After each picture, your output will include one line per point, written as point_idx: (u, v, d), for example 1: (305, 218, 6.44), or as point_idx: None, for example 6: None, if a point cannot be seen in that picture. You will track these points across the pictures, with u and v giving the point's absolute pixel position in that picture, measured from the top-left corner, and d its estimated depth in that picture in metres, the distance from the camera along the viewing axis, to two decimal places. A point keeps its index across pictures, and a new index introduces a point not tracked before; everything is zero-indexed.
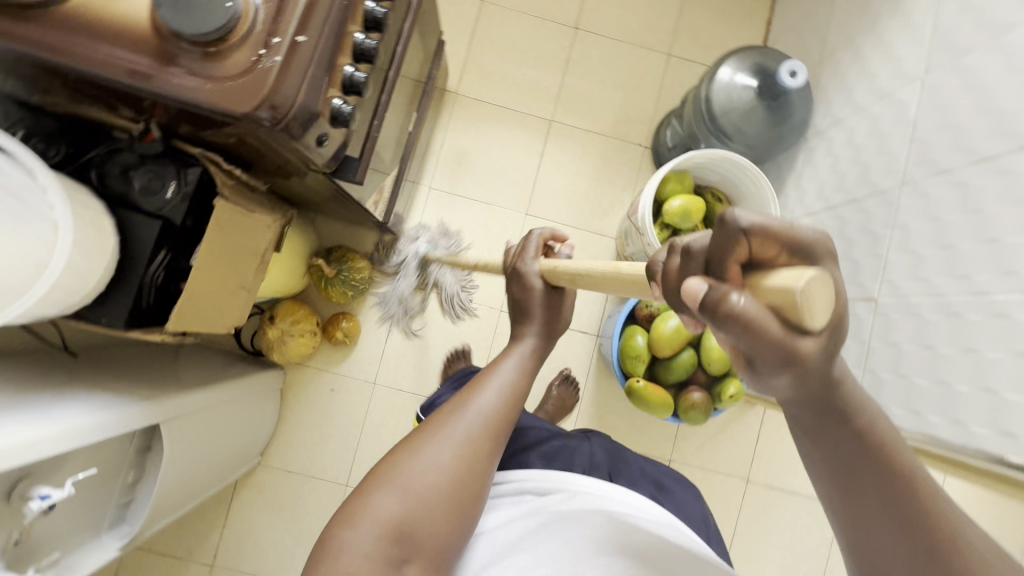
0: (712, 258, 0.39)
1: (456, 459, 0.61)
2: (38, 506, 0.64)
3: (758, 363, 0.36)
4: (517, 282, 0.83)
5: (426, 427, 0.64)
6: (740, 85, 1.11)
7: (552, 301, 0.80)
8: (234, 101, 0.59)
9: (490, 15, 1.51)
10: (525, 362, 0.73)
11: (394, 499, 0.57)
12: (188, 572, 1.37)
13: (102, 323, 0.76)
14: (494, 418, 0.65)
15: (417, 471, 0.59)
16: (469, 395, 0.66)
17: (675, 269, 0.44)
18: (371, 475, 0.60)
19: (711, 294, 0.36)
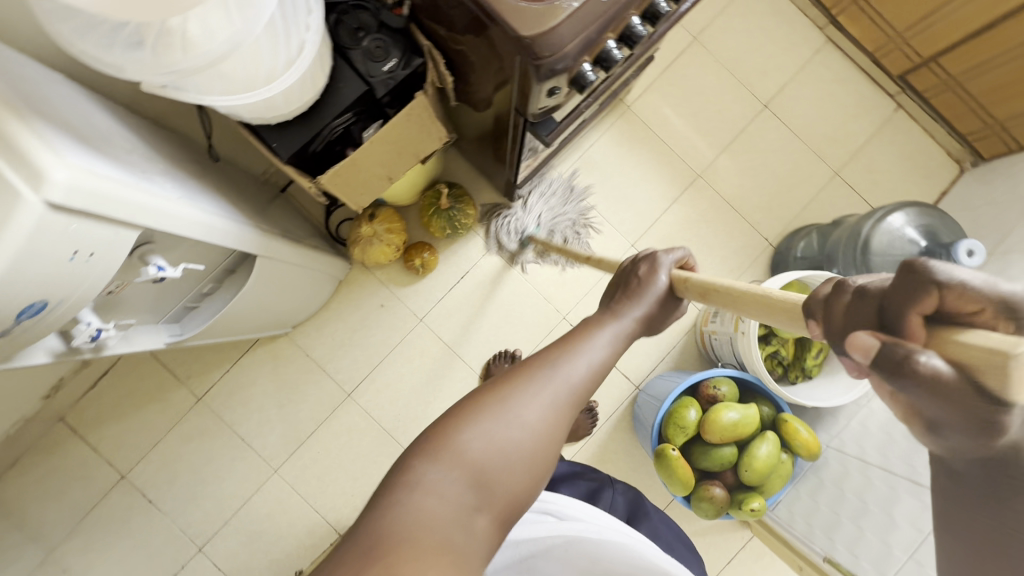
0: (889, 303, 0.36)
1: (546, 416, 0.50)
2: (154, 273, 0.66)
3: (939, 427, 0.34)
4: (643, 263, 0.64)
5: (510, 379, 0.52)
6: (907, 238, 1.10)
7: (660, 304, 0.62)
8: (518, 20, 0.61)
9: (694, 54, 1.51)
10: (621, 340, 0.58)
11: (480, 439, 0.48)
12: (177, 393, 1.41)
13: (271, 146, 0.79)
14: (587, 385, 0.53)
15: (506, 419, 0.49)
16: (561, 354, 0.54)
17: (840, 311, 0.41)
18: (453, 414, 0.50)
19: (900, 348, 0.34)
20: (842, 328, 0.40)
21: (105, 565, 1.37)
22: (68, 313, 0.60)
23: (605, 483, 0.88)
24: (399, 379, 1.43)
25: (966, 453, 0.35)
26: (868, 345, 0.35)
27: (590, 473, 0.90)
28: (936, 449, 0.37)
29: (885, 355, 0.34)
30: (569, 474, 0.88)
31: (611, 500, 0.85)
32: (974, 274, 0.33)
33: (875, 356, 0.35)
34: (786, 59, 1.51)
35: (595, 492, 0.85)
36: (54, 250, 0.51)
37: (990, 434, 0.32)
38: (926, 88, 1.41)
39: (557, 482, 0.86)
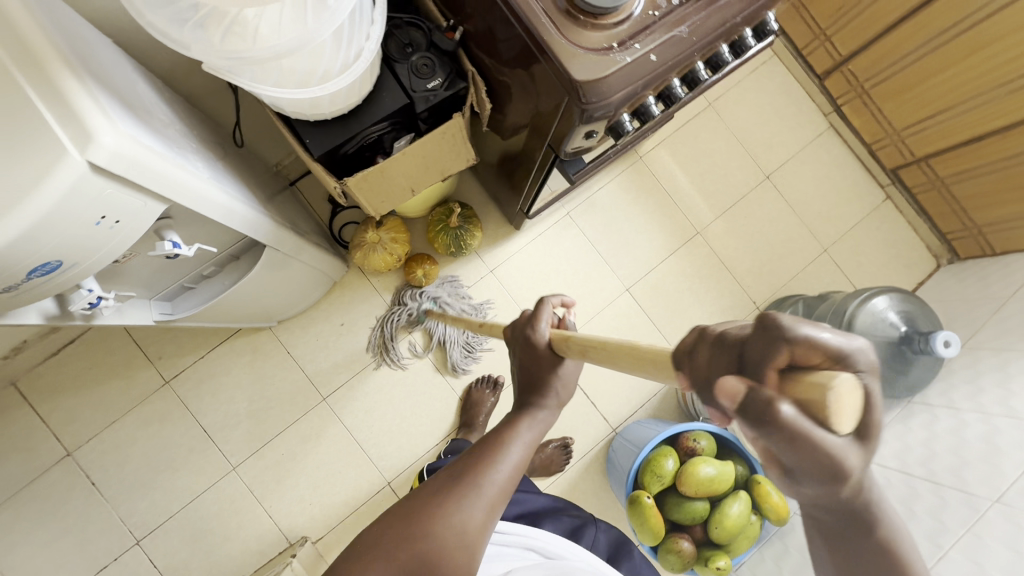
0: (748, 354, 0.34)
1: (458, 532, 0.50)
2: (168, 250, 0.65)
3: (797, 472, 0.33)
4: (522, 339, 0.59)
5: (418, 502, 0.52)
6: (890, 321, 1.15)
7: (543, 370, 0.58)
8: (573, 65, 0.65)
9: (707, 118, 1.59)
10: (530, 444, 0.56)
11: (392, 566, 0.48)
12: (144, 372, 1.35)
13: (303, 142, 0.79)
14: (499, 494, 0.53)
15: (417, 542, 0.49)
16: (471, 468, 0.53)
17: (704, 360, 0.37)
18: (364, 548, 0.50)
19: (759, 396, 0.32)
20: (706, 375, 0.37)
21: (29, 547, 1.27)
22: (76, 278, 0.58)
23: (588, 521, 0.87)
24: (377, 390, 1.41)
25: (814, 497, 0.35)
26: (735, 391, 0.34)
27: (573, 510, 0.90)
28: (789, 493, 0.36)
29: (751, 400, 0.32)
30: (551, 509, 0.88)
31: (593, 537, 0.85)
32: (817, 329, 0.32)
33: (741, 401, 0.33)
34: (790, 137, 1.60)
35: (578, 529, 0.84)
36: (82, 213, 0.50)
37: (841, 480, 0.33)
38: (915, 184, 1.52)
39: (542, 516, 0.85)
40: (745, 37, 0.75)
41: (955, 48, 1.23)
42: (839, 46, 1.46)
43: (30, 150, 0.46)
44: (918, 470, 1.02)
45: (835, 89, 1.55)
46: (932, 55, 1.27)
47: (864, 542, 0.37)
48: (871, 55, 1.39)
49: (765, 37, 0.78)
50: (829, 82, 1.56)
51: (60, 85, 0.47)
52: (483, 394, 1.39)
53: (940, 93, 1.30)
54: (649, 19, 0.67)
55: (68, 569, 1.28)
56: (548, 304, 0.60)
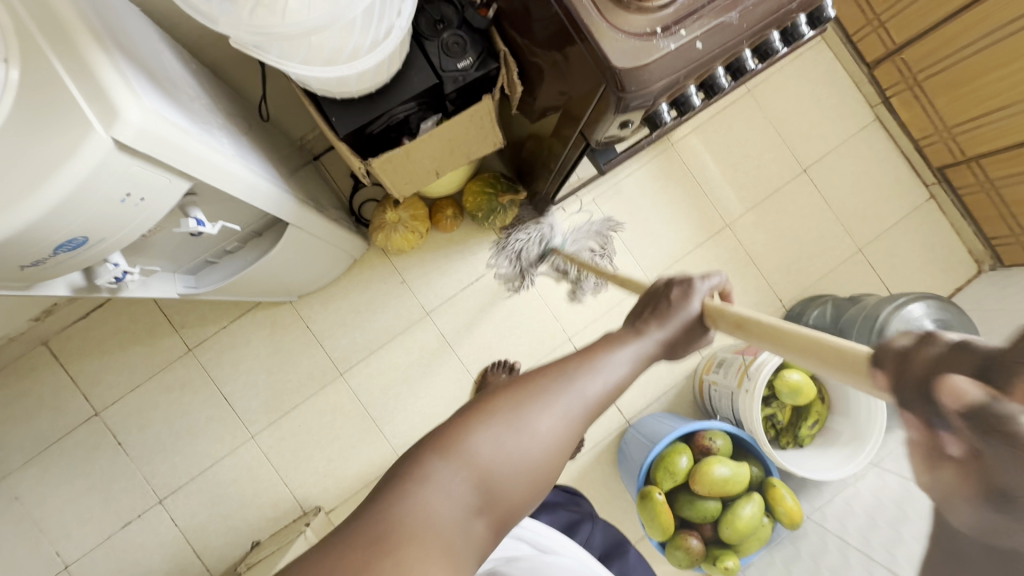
0: (1001, 359, 0.29)
1: (558, 430, 0.46)
2: (193, 227, 0.65)
3: (1011, 494, 0.30)
4: (676, 286, 0.57)
5: (520, 389, 0.47)
6: (924, 330, 1.11)
7: (687, 333, 0.55)
8: (614, 51, 0.61)
9: (744, 106, 1.52)
10: (639, 367, 0.52)
11: (489, 444, 0.45)
12: (168, 339, 1.38)
13: (329, 120, 0.78)
14: (600, 406, 0.48)
15: (520, 428, 0.45)
16: (579, 368, 0.49)
17: (923, 361, 0.33)
18: (465, 414, 0.47)
19: (999, 407, 0.29)
20: (918, 378, 0.33)
21: (59, 499, 1.34)
22: (102, 253, 0.58)
23: (585, 516, 0.97)
24: (393, 368, 1.42)
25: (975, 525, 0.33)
26: (963, 395, 0.30)
27: (574, 505, 0.98)
28: (963, 519, 0.33)
29: (976, 410, 0.30)
30: (553, 503, 0.97)
31: (588, 534, 0.94)
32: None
33: (972, 408, 0.30)
34: (831, 129, 1.52)
35: (574, 524, 0.94)
36: (107, 190, 0.49)
37: None
38: (962, 184, 1.44)
39: (540, 508, 0.97)
40: (798, 24, 0.70)
41: (1021, 41, 1.14)
42: (893, 33, 1.37)
43: (55, 122, 0.45)
44: None
45: (884, 79, 1.46)
46: (991, 48, 1.19)
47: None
48: (927, 44, 1.30)
49: (819, 25, 0.73)
50: (879, 72, 1.47)
51: (88, 58, 0.46)
52: (498, 378, 1.39)
53: (996, 90, 1.22)
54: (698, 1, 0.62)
55: (95, 522, 1.34)
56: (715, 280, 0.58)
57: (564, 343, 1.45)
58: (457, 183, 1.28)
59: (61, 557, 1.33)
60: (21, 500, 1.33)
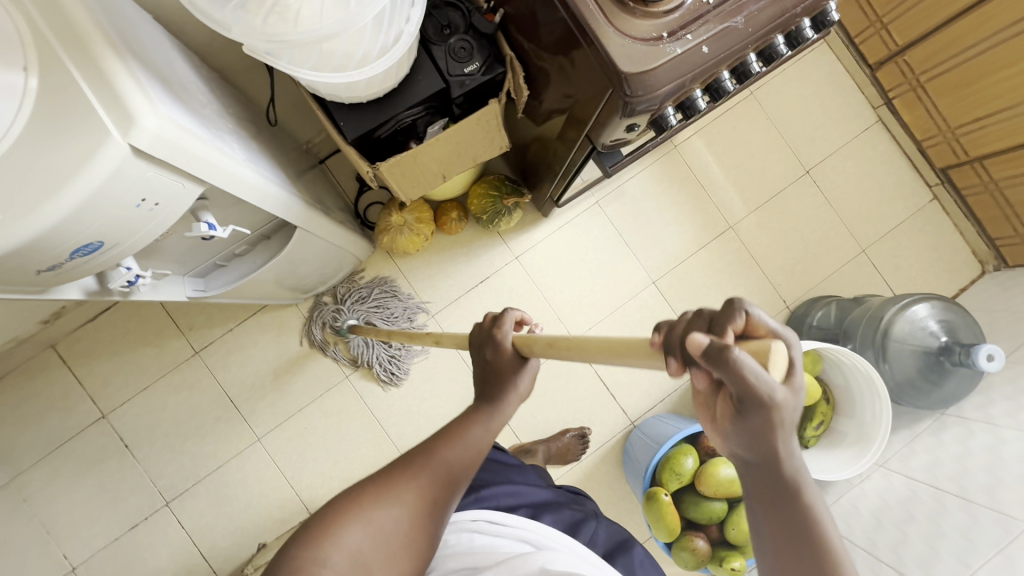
0: (716, 317, 0.39)
1: (422, 502, 0.53)
2: (204, 231, 0.66)
3: (745, 408, 0.38)
4: (489, 345, 0.59)
5: (381, 475, 0.54)
6: (928, 331, 1.11)
7: (512, 376, 0.59)
8: (621, 56, 0.62)
9: (747, 108, 1.53)
10: (487, 438, 0.59)
11: (360, 527, 0.50)
12: (174, 341, 1.39)
13: (337, 124, 0.78)
14: (460, 473, 0.57)
15: (388, 505, 0.52)
16: (436, 442, 0.58)
17: (683, 327, 0.40)
18: (335, 503, 0.52)
19: (722, 344, 0.36)
20: (680, 340, 0.40)
21: (67, 501, 1.35)
22: (115, 258, 0.59)
23: (588, 516, 0.86)
24: (399, 370, 1.42)
25: (746, 442, 0.40)
26: (701, 344, 0.36)
27: (573, 504, 0.87)
28: (737, 443, 0.41)
29: (712, 351, 0.36)
30: (553, 502, 0.85)
31: (593, 533, 0.83)
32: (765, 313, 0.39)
33: (706, 349, 0.36)
34: (835, 131, 1.53)
35: (577, 524, 0.82)
36: (123, 196, 0.50)
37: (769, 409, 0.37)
38: (966, 185, 1.44)
39: (539, 509, 0.81)
40: (803, 28, 0.71)
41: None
42: (896, 35, 1.37)
43: (72, 129, 0.46)
44: (947, 484, 1.00)
45: (887, 81, 1.47)
46: (994, 50, 1.19)
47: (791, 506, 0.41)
48: (930, 46, 1.31)
49: (823, 28, 0.73)
50: (881, 73, 1.47)
51: (104, 65, 0.47)
52: None
53: (1000, 91, 1.22)
54: (704, 6, 0.63)
55: (103, 523, 1.35)
56: (513, 316, 0.60)
57: None
58: (461, 186, 1.29)
59: (69, 559, 1.34)
60: (30, 502, 1.34)
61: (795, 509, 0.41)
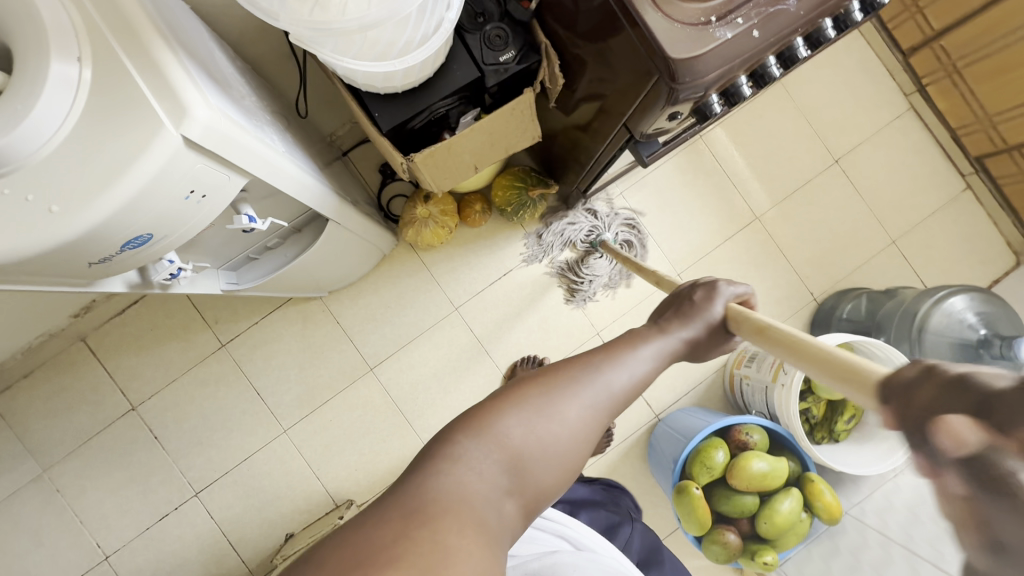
0: (1000, 401, 0.31)
1: (586, 419, 0.47)
2: (246, 224, 0.66)
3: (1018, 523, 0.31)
4: (700, 288, 0.56)
5: (549, 376, 0.47)
6: (967, 324, 1.09)
7: (711, 335, 0.54)
8: (668, 41, 0.60)
9: (775, 97, 1.50)
10: (668, 362, 0.51)
11: (522, 425, 0.45)
12: (201, 334, 1.39)
13: (371, 115, 0.77)
14: (630, 398, 0.48)
15: (551, 414, 0.45)
16: (607, 360, 0.49)
17: (924, 400, 0.34)
18: (498, 397, 0.47)
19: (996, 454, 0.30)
20: (920, 414, 0.34)
21: (99, 492, 1.37)
22: (160, 251, 0.59)
23: (624, 519, 0.97)
24: (423, 363, 1.43)
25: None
26: (969, 444, 0.31)
27: (610, 506, 0.99)
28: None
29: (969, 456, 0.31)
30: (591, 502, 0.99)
31: (627, 537, 0.94)
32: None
33: (968, 455, 0.31)
34: (865, 119, 1.49)
35: (614, 527, 0.94)
36: (174, 188, 0.50)
37: None
38: (1001, 173, 1.40)
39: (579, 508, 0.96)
40: (852, 11, 0.69)
41: None
42: (931, 19, 1.33)
43: (125, 118, 0.46)
44: None
45: (921, 67, 1.43)
46: None
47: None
48: (967, 31, 1.27)
49: (870, 11, 0.71)
50: (915, 59, 1.43)
51: (156, 56, 0.47)
52: (527, 374, 1.39)
53: None
54: None
55: (133, 514, 1.37)
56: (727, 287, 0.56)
57: (592, 338, 1.45)
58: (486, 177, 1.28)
59: (102, 548, 1.36)
60: (62, 493, 1.36)
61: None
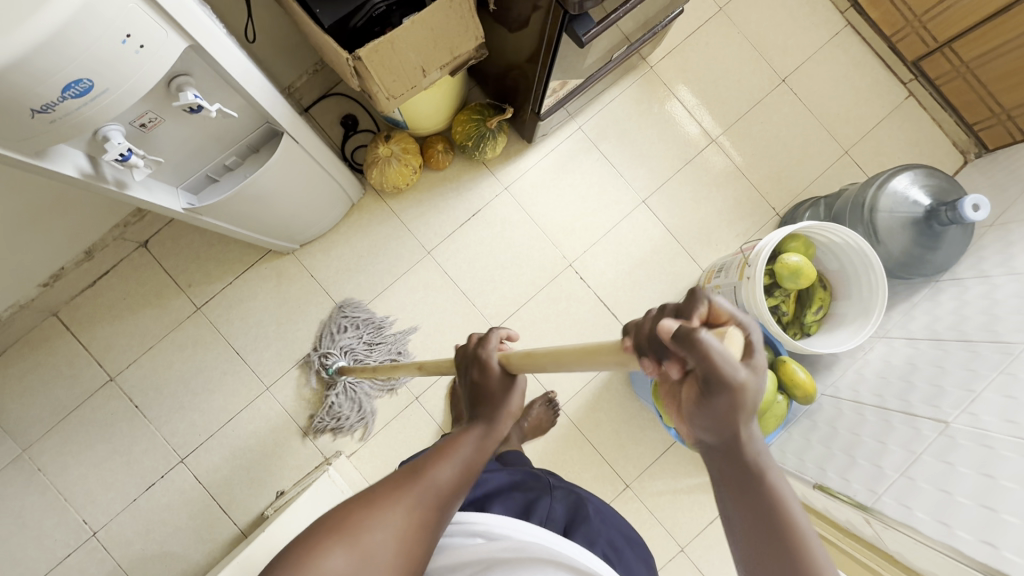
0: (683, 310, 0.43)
1: (412, 518, 0.53)
2: (190, 100, 0.68)
3: (711, 388, 0.41)
4: (478, 360, 0.62)
5: (377, 490, 0.54)
6: (912, 199, 1.13)
7: (509, 398, 0.61)
8: None
9: (718, 24, 1.55)
10: (484, 450, 0.59)
11: (342, 555, 0.49)
12: (175, 300, 1.39)
13: (314, 13, 0.81)
14: (454, 493, 0.55)
15: (373, 526, 0.51)
16: (429, 460, 0.57)
17: (648, 328, 0.45)
18: (320, 529, 0.51)
19: (695, 329, 0.40)
20: (652, 334, 0.44)
21: (81, 467, 1.35)
22: (103, 117, 0.60)
23: (542, 492, 0.83)
24: (400, 308, 1.43)
25: (717, 433, 0.44)
26: (670, 328, 0.42)
27: (525, 484, 0.84)
28: (704, 434, 0.45)
29: (683, 334, 0.40)
30: (505, 487, 0.83)
31: (547, 508, 0.80)
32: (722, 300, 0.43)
33: (675, 331, 0.41)
34: (805, 38, 1.55)
35: (530, 505, 0.78)
36: (107, 27, 0.52)
37: (737, 391, 0.41)
38: (938, 74, 1.46)
39: (488, 499, 0.78)
40: None
41: None
42: None
43: None
44: (946, 334, 1.04)
45: None
46: None
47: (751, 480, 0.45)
48: None
49: None
50: None
51: None
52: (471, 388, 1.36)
53: None
54: None
55: (119, 486, 1.35)
56: (497, 334, 0.64)
57: (566, 270, 1.47)
58: (444, 113, 1.31)
59: (89, 524, 1.33)
60: (44, 471, 1.34)
61: (756, 485, 0.44)
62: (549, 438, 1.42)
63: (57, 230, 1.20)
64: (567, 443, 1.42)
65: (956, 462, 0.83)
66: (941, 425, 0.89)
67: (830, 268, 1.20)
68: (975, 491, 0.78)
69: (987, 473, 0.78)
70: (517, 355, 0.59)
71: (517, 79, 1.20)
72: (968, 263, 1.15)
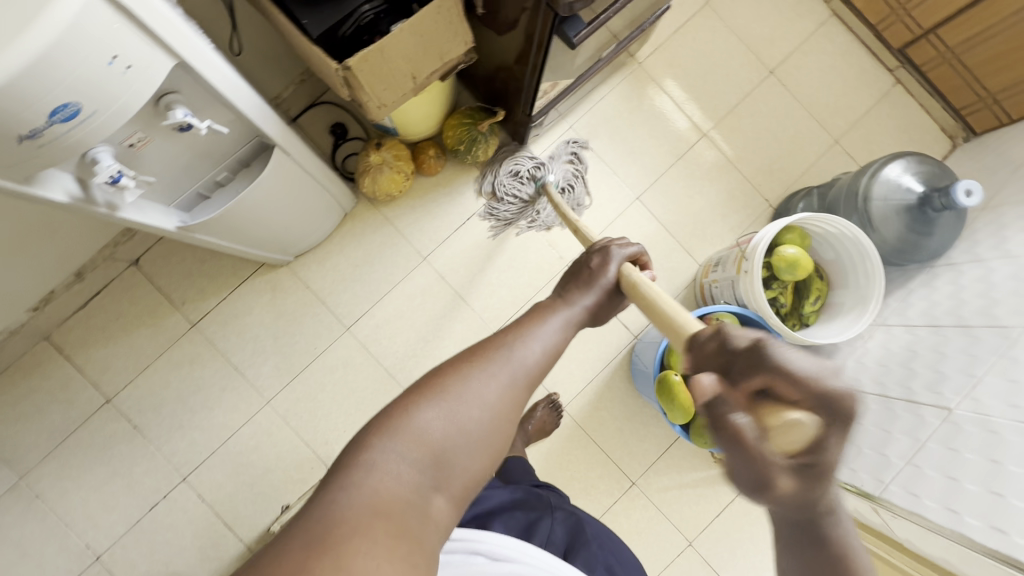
0: (738, 359, 0.47)
1: (504, 395, 0.55)
2: (180, 118, 0.66)
3: (745, 480, 0.46)
4: (597, 256, 0.73)
5: (464, 363, 0.55)
6: (905, 186, 1.13)
7: (606, 296, 0.70)
8: None
9: (704, 18, 1.55)
10: (571, 326, 0.65)
11: (439, 417, 0.51)
12: (170, 318, 1.38)
13: (301, 23, 0.80)
14: (540, 370, 0.59)
15: (466, 399, 0.53)
16: (517, 338, 0.60)
17: (710, 349, 0.51)
18: (412, 394, 0.53)
19: (723, 405, 0.47)
20: (714, 360, 0.50)
21: (81, 491, 1.33)
22: (91, 140, 0.59)
23: (543, 513, 0.82)
24: (398, 316, 1.42)
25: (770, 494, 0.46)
26: (707, 388, 0.48)
27: (528, 502, 0.84)
28: (776, 493, 0.46)
29: (714, 406, 0.47)
30: (507, 506, 0.82)
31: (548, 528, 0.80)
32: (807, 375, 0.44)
33: (710, 401, 0.47)
34: (792, 29, 1.56)
35: (532, 525, 0.78)
36: (91, 48, 0.51)
37: (768, 488, 0.45)
38: (924, 61, 1.47)
39: (491, 517, 0.78)
40: None
41: None
42: None
43: None
44: (944, 319, 1.04)
45: None
46: None
47: (818, 552, 0.49)
48: None
49: None
50: None
51: None
52: None
53: None
54: None
55: (121, 509, 1.33)
56: (622, 251, 0.73)
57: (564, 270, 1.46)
58: (434, 118, 1.30)
59: (92, 548, 1.31)
60: (43, 497, 1.32)
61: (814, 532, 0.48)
62: (554, 439, 1.42)
63: (47, 253, 1.18)
64: (572, 443, 1.42)
65: (961, 449, 0.84)
66: (944, 412, 0.90)
67: (827, 258, 1.20)
68: (982, 477, 0.79)
69: (993, 458, 0.79)
70: (629, 280, 0.69)
71: (507, 81, 1.19)
72: (962, 247, 1.15)
